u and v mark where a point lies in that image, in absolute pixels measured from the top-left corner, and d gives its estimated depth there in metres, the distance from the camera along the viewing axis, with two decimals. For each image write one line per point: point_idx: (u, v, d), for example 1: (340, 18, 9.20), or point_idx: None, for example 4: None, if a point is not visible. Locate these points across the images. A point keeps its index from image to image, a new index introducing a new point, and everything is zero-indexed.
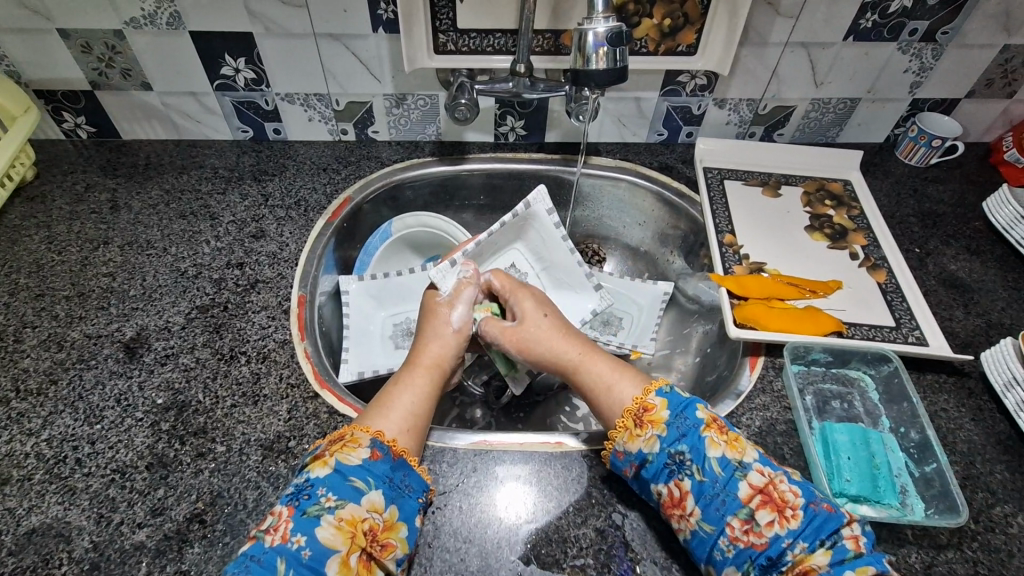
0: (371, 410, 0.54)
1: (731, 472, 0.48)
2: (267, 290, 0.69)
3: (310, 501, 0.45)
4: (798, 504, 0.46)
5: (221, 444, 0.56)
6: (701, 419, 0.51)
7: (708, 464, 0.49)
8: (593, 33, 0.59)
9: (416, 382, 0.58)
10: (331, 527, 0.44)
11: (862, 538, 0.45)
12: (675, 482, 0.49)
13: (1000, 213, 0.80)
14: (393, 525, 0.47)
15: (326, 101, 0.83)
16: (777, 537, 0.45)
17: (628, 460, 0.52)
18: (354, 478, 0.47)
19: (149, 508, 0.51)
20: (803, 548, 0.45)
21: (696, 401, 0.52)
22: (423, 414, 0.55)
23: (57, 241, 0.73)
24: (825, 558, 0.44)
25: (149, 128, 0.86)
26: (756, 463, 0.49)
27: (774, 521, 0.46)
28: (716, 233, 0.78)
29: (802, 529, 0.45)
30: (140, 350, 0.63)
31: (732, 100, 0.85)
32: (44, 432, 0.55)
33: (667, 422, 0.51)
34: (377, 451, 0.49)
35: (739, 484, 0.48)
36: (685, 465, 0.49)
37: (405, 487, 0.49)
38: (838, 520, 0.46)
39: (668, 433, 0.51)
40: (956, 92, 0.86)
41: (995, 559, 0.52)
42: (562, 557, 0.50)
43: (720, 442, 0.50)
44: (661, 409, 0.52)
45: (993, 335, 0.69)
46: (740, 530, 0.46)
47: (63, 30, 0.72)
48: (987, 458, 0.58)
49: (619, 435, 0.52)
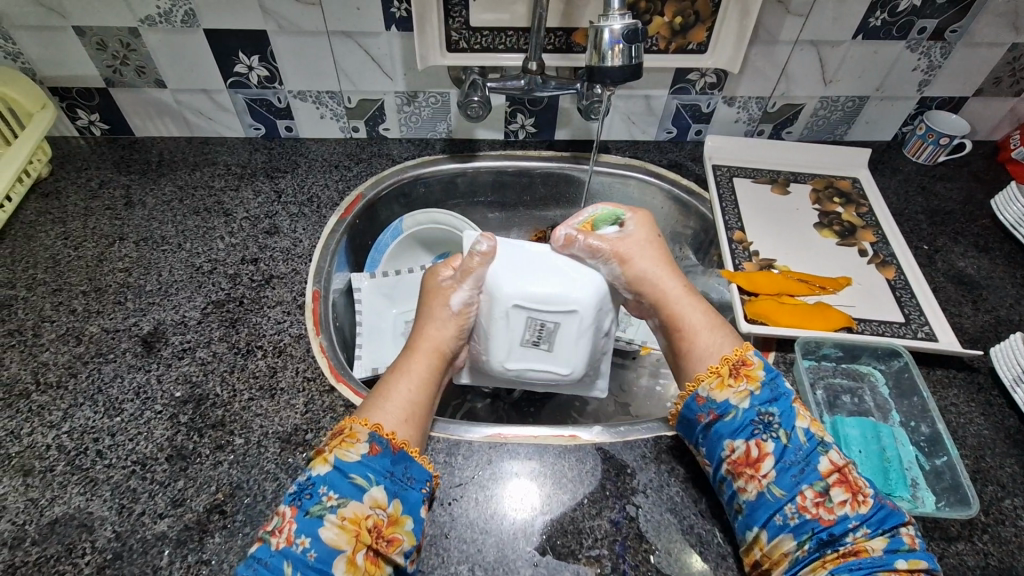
0: (368, 403, 0.54)
1: (814, 446, 0.50)
2: (282, 286, 0.70)
3: (312, 500, 0.46)
4: (869, 494, 0.48)
5: (239, 437, 0.56)
6: (789, 391, 0.54)
7: (795, 432, 0.51)
8: (609, 30, 0.59)
9: (414, 371, 0.58)
10: (335, 527, 0.45)
11: (917, 537, 0.47)
12: (756, 442, 0.51)
13: (1008, 211, 0.81)
14: (398, 520, 0.47)
15: (338, 98, 0.83)
16: (846, 517, 0.47)
17: (708, 406, 0.54)
18: (354, 475, 0.47)
19: (170, 499, 0.52)
20: (864, 533, 0.47)
21: (789, 376, 0.55)
22: (421, 403, 0.56)
23: (72, 237, 0.74)
24: (882, 544, 0.46)
25: (162, 125, 0.86)
26: (835, 445, 0.51)
27: (847, 502, 0.48)
28: (725, 230, 0.79)
29: (870, 516, 0.47)
30: (158, 344, 0.63)
31: (741, 98, 0.86)
32: (64, 425, 0.56)
33: (762, 382, 0.53)
34: (375, 446, 0.49)
35: (821, 458, 0.50)
36: (771, 427, 0.51)
37: (407, 480, 0.49)
38: (898, 518, 0.48)
39: (761, 393, 0.53)
40: (964, 91, 0.86)
41: (1005, 551, 0.52)
42: (578, 547, 0.51)
43: (806, 416, 0.52)
44: (758, 367, 0.54)
45: (1002, 331, 0.70)
46: (811, 501, 0.48)
47: (79, 27, 0.73)
48: (997, 452, 0.59)
49: (707, 380, 0.55)
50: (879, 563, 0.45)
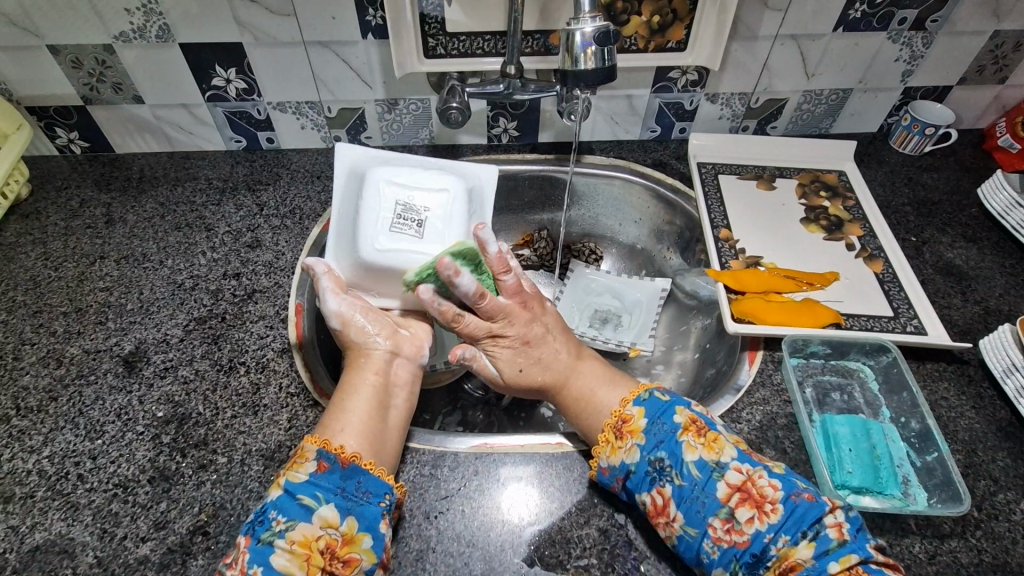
0: (324, 422, 0.54)
1: (708, 474, 0.49)
2: (264, 300, 0.69)
3: (262, 527, 0.46)
4: (778, 498, 0.47)
5: (222, 455, 0.56)
6: (677, 424, 0.52)
7: (686, 468, 0.49)
8: (580, 33, 0.59)
9: (357, 384, 0.57)
10: (286, 552, 0.44)
11: (845, 524, 0.45)
12: (658, 490, 0.49)
13: (995, 200, 0.80)
14: (355, 538, 0.46)
15: (318, 108, 0.83)
16: (759, 533, 0.46)
17: (612, 473, 0.52)
18: (302, 495, 0.47)
19: (153, 522, 0.51)
20: (786, 541, 0.45)
21: (674, 404, 0.53)
22: (371, 413, 0.55)
23: (53, 257, 0.73)
24: (809, 550, 0.44)
25: (142, 141, 0.86)
26: (734, 462, 0.49)
27: (755, 518, 0.46)
28: (712, 228, 0.78)
29: (783, 523, 0.46)
30: (139, 364, 0.63)
31: (724, 95, 0.85)
32: (45, 449, 0.55)
33: (646, 431, 0.52)
34: (323, 463, 0.49)
35: (718, 485, 0.48)
36: (665, 472, 0.50)
37: (362, 495, 0.48)
38: (819, 509, 0.46)
39: (647, 441, 0.51)
40: (948, 80, 0.86)
41: (999, 546, 0.51)
42: (566, 557, 0.50)
43: (697, 445, 0.50)
44: (638, 418, 0.53)
45: (991, 322, 0.69)
46: (722, 530, 0.46)
47: (53, 46, 0.72)
48: (988, 446, 0.58)
49: (602, 450, 0.53)
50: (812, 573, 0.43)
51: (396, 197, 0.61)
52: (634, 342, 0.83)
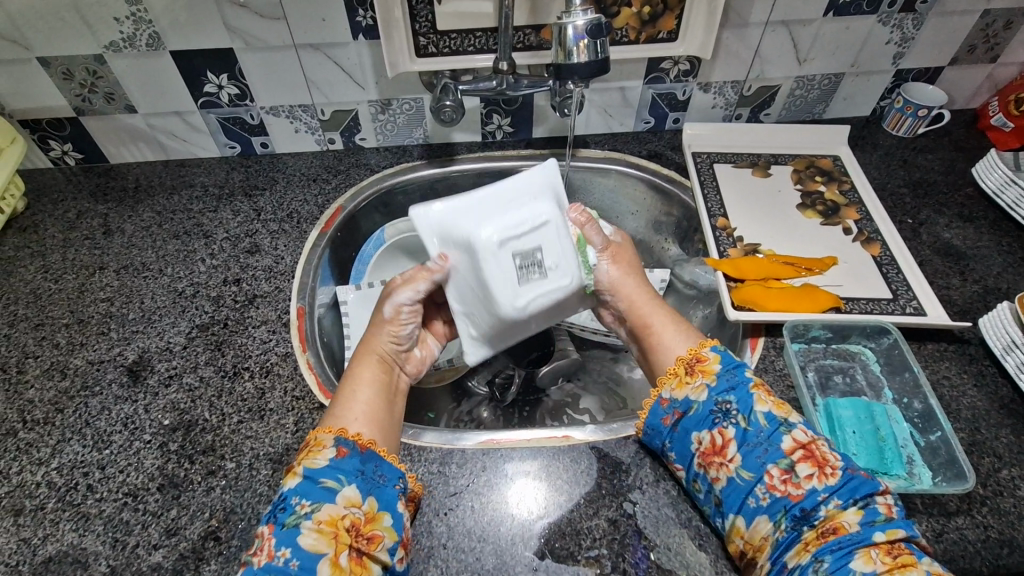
0: (326, 415, 0.52)
1: (775, 427, 0.49)
2: (266, 304, 0.69)
3: (286, 513, 0.45)
4: (838, 466, 0.46)
5: (231, 461, 0.56)
6: (749, 377, 0.52)
7: (754, 416, 0.49)
8: (573, 26, 0.59)
9: (367, 372, 0.56)
10: (313, 532, 0.44)
11: (894, 505, 0.45)
12: (718, 430, 0.50)
13: (990, 178, 0.80)
14: (375, 516, 0.47)
15: (311, 111, 0.83)
16: (814, 490, 0.45)
17: (672, 407, 0.53)
18: (324, 479, 0.46)
19: (164, 529, 0.52)
20: (836, 504, 0.44)
21: (748, 362, 0.53)
22: (383, 404, 0.54)
23: (52, 270, 0.73)
24: (857, 516, 0.44)
25: (137, 151, 0.85)
26: (802, 425, 0.49)
27: (813, 476, 0.46)
28: (709, 217, 0.78)
29: (840, 486, 0.45)
30: (144, 373, 0.63)
31: (717, 83, 0.85)
32: (53, 461, 0.56)
33: (718, 373, 0.52)
34: (342, 448, 0.48)
35: (782, 437, 0.48)
36: (730, 414, 0.50)
37: (379, 477, 0.49)
38: (872, 485, 0.46)
39: (718, 383, 0.51)
40: (939, 60, 0.86)
41: (1005, 522, 0.52)
42: (577, 549, 0.51)
43: (768, 400, 0.50)
44: (713, 361, 0.53)
45: (990, 301, 0.70)
46: (778, 479, 0.46)
47: (44, 58, 0.72)
48: (991, 423, 0.59)
49: (668, 381, 0.54)
50: (857, 539, 0.42)
51: (510, 247, 0.50)
52: None
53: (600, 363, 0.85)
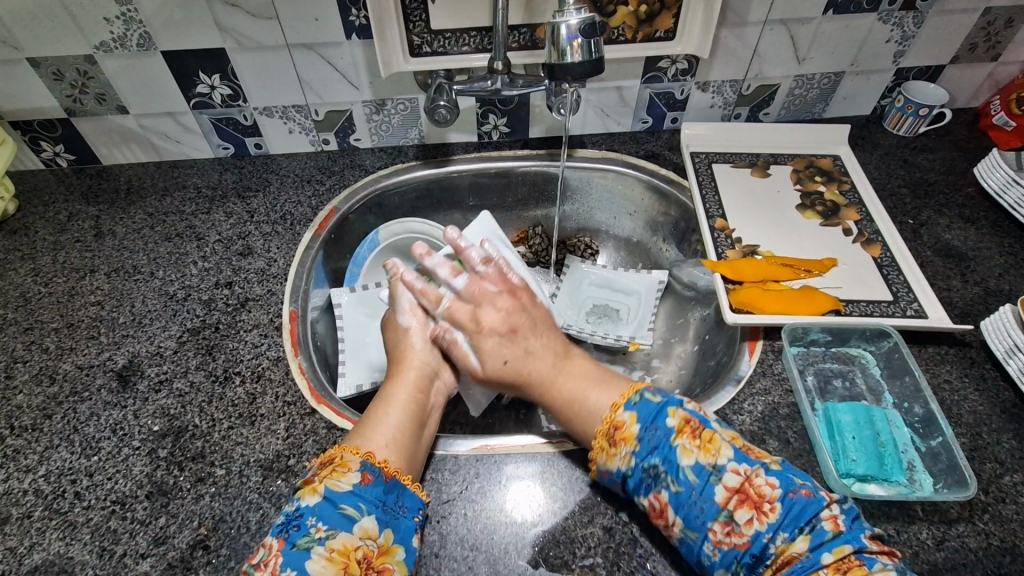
0: (355, 432, 0.53)
1: (706, 478, 0.47)
2: (257, 308, 0.69)
3: (299, 532, 0.45)
4: (776, 497, 0.46)
5: (221, 468, 0.55)
6: (671, 428, 0.50)
7: (682, 474, 0.48)
8: (566, 25, 0.58)
9: (400, 397, 0.56)
10: (323, 559, 0.44)
11: (841, 517, 0.45)
12: (654, 495, 0.48)
13: (992, 178, 0.79)
14: (389, 549, 0.46)
15: (305, 112, 0.82)
16: (758, 533, 0.45)
17: (610, 478, 0.51)
18: (345, 505, 0.46)
19: (152, 538, 0.51)
20: (784, 540, 0.44)
21: (667, 406, 0.52)
22: (411, 425, 0.54)
23: (42, 273, 0.72)
24: (805, 543, 0.44)
25: (129, 152, 0.85)
26: (731, 462, 0.48)
27: (754, 519, 0.45)
28: (707, 219, 0.78)
29: (782, 521, 0.45)
30: (133, 378, 0.62)
31: (715, 83, 0.84)
32: (41, 468, 0.55)
33: (638, 437, 0.50)
34: (367, 475, 0.48)
35: (715, 489, 0.47)
36: (660, 478, 0.48)
37: (400, 508, 0.48)
38: (817, 503, 0.45)
39: (640, 447, 0.50)
40: (940, 59, 0.85)
41: (1007, 529, 0.51)
42: (571, 557, 0.50)
43: (693, 449, 0.48)
44: (632, 424, 0.51)
45: (992, 303, 0.69)
46: (722, 533, 0.45)
47: (34, 59, 0.71)
48: (993, 428, 0.58)
49: (598, 455, 0.52)
50: (808, 565, 0.43)
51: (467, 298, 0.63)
52: (633, 337, 0.81)
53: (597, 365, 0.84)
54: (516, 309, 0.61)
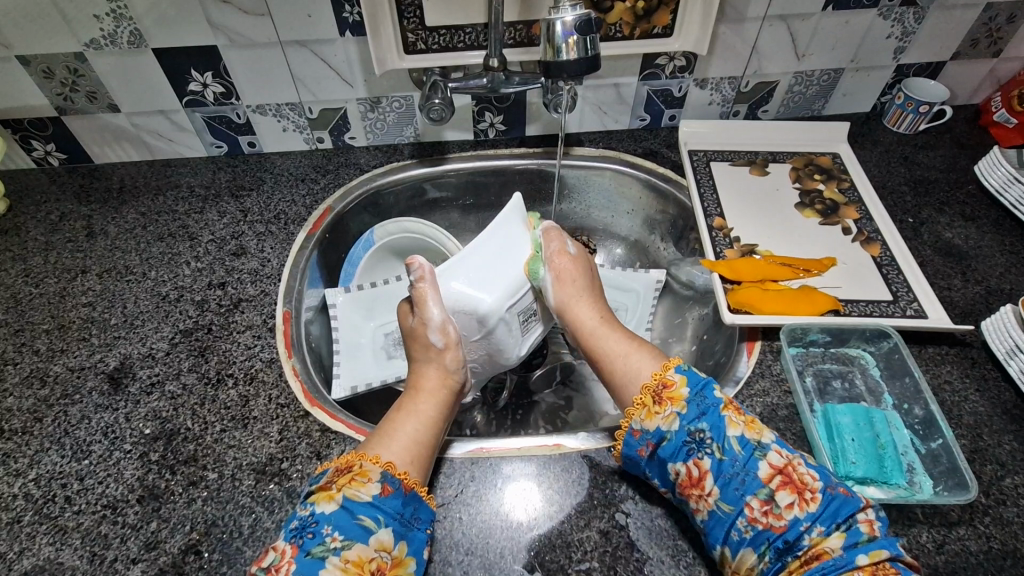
0: (373, 439, 0.52)
1: (750, 452, 0.48)
2: (251, 309, 0.68)
3: (314, 541, 0.44)
4: (816, 488, 0.46)
5: (213, 471, 0.54)
6: (719, 399, 0.51)
7: (728, 442, 0.48)
8: (561, 22, 0.57)
9: (423, 411, 0.56)
10: (338, 569, 0.43)
11: (876, 522, 0.44)
12: (694, 461, 0.49)
13: (993, 176, 0.79)
14: (402, 561, 0.46)
15: (299, 109, 0.81)
16: (797, 520, 0.44)
17: (644, 438, 0.51)
18: (362, 516, 0.46)
19: (143, 542, 0.50)
20: (819, 532, 0.44)
21: (713, 381, 0.52)
22: (430, 442, 0.53)
23: (33, 274, 0.71)
24: (840, 541, 0.43)
25: (121, 151, 0.84)
26: (774, 445, 0.48)
27: (795, 504, 0.45)
28: (705, 217, 0.77)
29: (821, 512, 0.45)
30: (125, 380, 0.61)
31: (713, 80, 0.84)
32: (31, 472, 0.54)
33: (686, 400, 0.51)
34: (387, 486, 0.47)
35: (759, 464, 0.47)
36: (705, 444, 0.49)
37: (415, 521, 0.48)
38: (854, 504, 0.45)
39: (687, 410, 0.50)
40: (941, 55, 0.84)
41: (1008, 532, 0.51)
42: (567, 562, 0.49)
43: (739, 422, 0.49)
44: (681, 385, 0.52)
45: (993, 302, 0.68)
46: (759, 511, 0.45)
47: (23, 57, 0.70)
48: (993, 430, 0.57)
49: (636, 413, 0.52)
50: (842, 563, 0.42)
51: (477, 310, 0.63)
52: None
53: None
54: (579, 278, 0.64)
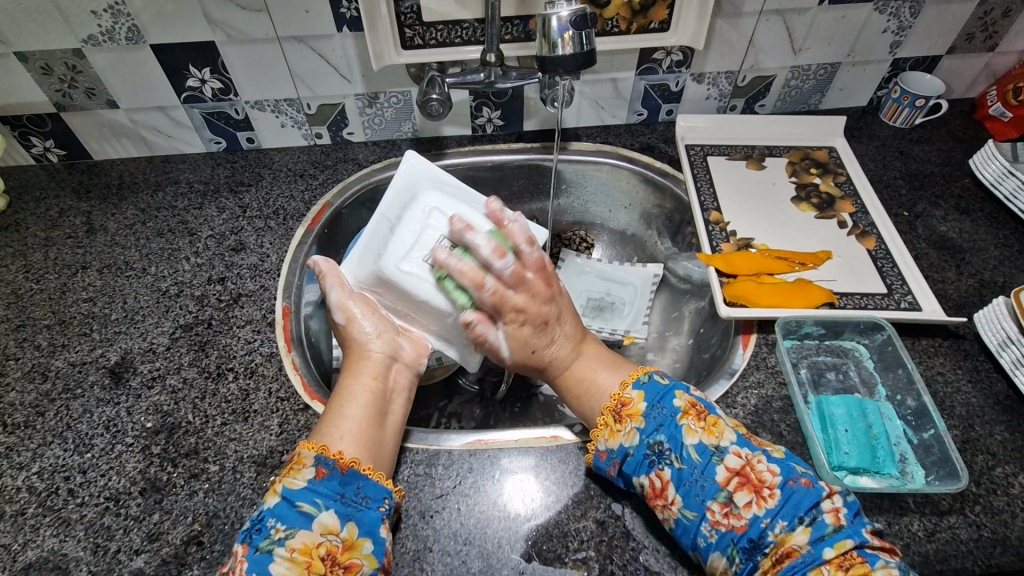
0: (318, 429, 0.52)
1: (708, 458, 0.48)
2: (250, 304, 0.68)
3: (261, 536, 0.45)
4: (776, 483, 0.47)
5: (214, 464, 0.55)
6: (677, 409, 0.51)
7: (686, 452, 0.49)
8: (556, 17, 0.57)
9: (357, 388, 0.55)
10: (286, 560, 0.43)
11: (842, 509, 0.45)
12: (655, 473, 0.49)
13: (987, 169, 0.79)
14: (355, 543, 0.46)
15: (297, 105, 0.81)
16: (756, 518, 0.45)
17: (610, 457, 0.51)
18: (301, 503, 0.46)
19: (146, 534, 0.51)
20: (784, 527, 0.45)
21: (674, 388, 0.53)
22: (371, 416, 0.53)
23: (34, 270, 0.72)
24: (805, 535, 0.44)
25: (120, 147, 0.84)
26: (733, 446, 0.49)
27: (752, 502, 0.46)
28: (701, 211, 0.77)
29: (779, 508, 0.45)
30: (126, 374, 0.62)
31: (710, 74, 0.84)
32: (34, 465, 0.55)
33: (645, 415, 0.51)
34: (321, 469, 0.48)
35: (716, 469, 0.48)
36: (663, 455, 0.49)
37: (361, 500, 0.48)
38: (815, 495, 0.45)
39: (647, 425, 0.51)
40: (937, 49, 0.84)
41: (998, 521, 0.51)
42: (564, 551, 0.50)
43: (697, 429, 0.50)
44: (638, 402, 0.53)
45: (986, 295, 0.69)
46: (720, 514, 0.46)
47: (21, 53, 0.71)
48: (985, 420, 0.58)
49: (600, 433, 0.53)
50: (809, 560, 0.43)
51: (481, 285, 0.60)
52: (628, 330, 0.83)
53: None
54: (560, 298, 0.59)
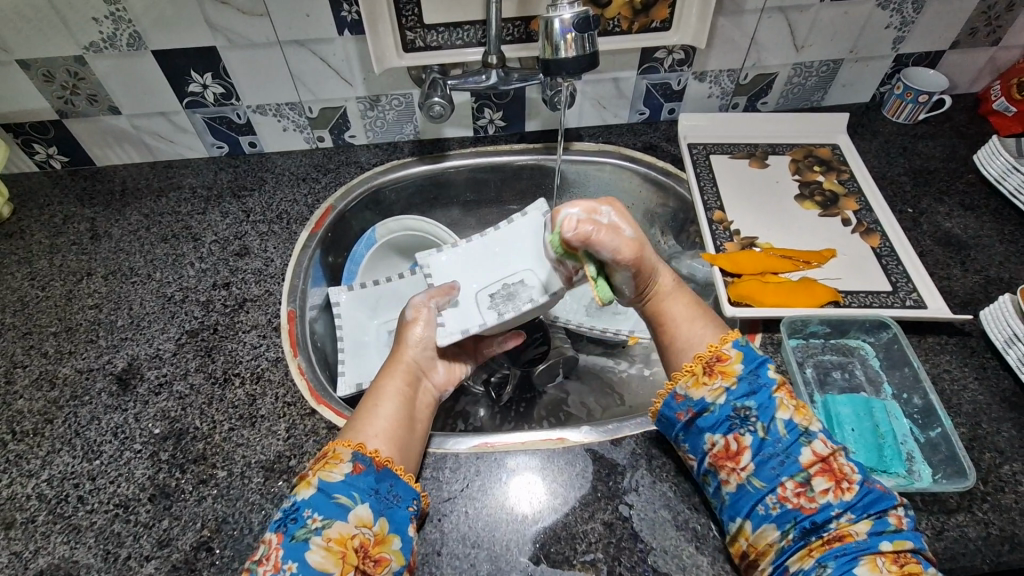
0: (350, 424, 0.53)
1: (795, 436, 0.48)
2: (256, 308, 0.69)
3: (296, 525, 0.45)
4: (855, 478, 0.46)
5: (222, 469, 0.55)
6: (772, 380, 0.51)
7: (774, 424, 0.49)
8: (559, 19, 0.57)
9: (391, 388, 0.56)
10: (321, 549, 0.44)
11: (905, 516, 0.46)
12: (734, 436, 0.50)
13: (992, 165, 0.79)
14: (385, 539, 0.46)
15: (299, 109, 0.81)
16: (827, 504, 0.46)
17: (686, 404, 0.52)
18: (338, 495, 0.46)
19: (156, 540, 0.51)
20: (848, 518, 0.45)
21: (770, 359, 0.52)
22: (404, 420, 0.54)
23: (39, 277, 0.72)
24: (866, 527, 0.45)
25: (123, 153, 0.84)
26: (822, 433, 0.48)
27: (829, 490, 0.46)
28: (705, 210, 0.77)
29: (855, 501, 0.45)
30: (133, 381, 0.62)
31: (712, 72, 0.84)
32: (43, 473, 0.55)
33: (740, 377, 0.51)
34: (359, 465, 0.48)
35: (802, 449, 0.48)
36: (748, 421, 0.50)
37: (393, 497, 0.48)
38: (888, 500, 0.46)
39: (738, 387, 0.51)
40: (940, 44, 0.84)
41: (1006, 518, 0.51)
42: (572, 553, 0.50)
43: (789, 406, 0.49)
44: (735, 361, 0.52)
45: (992, 292, 0.68)
46: (791, 492, 0.47)
47: (24, 61, 0.71)
48: (993, 418, 0.58)
49: (684, 377, 0.53)
50: (864, 548, 0.44)
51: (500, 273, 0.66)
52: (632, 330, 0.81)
53: (593, 359, 0.84)
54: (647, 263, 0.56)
